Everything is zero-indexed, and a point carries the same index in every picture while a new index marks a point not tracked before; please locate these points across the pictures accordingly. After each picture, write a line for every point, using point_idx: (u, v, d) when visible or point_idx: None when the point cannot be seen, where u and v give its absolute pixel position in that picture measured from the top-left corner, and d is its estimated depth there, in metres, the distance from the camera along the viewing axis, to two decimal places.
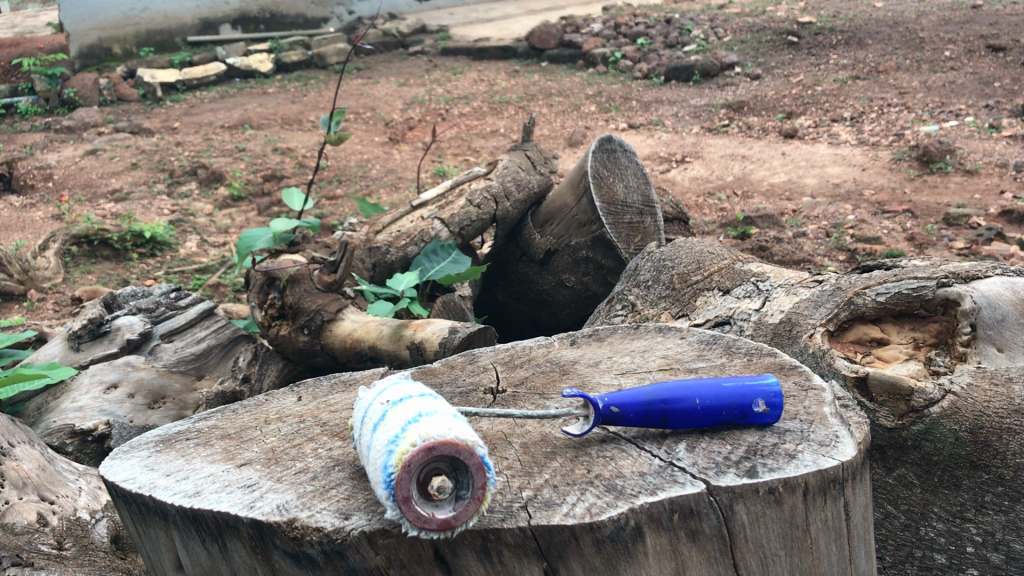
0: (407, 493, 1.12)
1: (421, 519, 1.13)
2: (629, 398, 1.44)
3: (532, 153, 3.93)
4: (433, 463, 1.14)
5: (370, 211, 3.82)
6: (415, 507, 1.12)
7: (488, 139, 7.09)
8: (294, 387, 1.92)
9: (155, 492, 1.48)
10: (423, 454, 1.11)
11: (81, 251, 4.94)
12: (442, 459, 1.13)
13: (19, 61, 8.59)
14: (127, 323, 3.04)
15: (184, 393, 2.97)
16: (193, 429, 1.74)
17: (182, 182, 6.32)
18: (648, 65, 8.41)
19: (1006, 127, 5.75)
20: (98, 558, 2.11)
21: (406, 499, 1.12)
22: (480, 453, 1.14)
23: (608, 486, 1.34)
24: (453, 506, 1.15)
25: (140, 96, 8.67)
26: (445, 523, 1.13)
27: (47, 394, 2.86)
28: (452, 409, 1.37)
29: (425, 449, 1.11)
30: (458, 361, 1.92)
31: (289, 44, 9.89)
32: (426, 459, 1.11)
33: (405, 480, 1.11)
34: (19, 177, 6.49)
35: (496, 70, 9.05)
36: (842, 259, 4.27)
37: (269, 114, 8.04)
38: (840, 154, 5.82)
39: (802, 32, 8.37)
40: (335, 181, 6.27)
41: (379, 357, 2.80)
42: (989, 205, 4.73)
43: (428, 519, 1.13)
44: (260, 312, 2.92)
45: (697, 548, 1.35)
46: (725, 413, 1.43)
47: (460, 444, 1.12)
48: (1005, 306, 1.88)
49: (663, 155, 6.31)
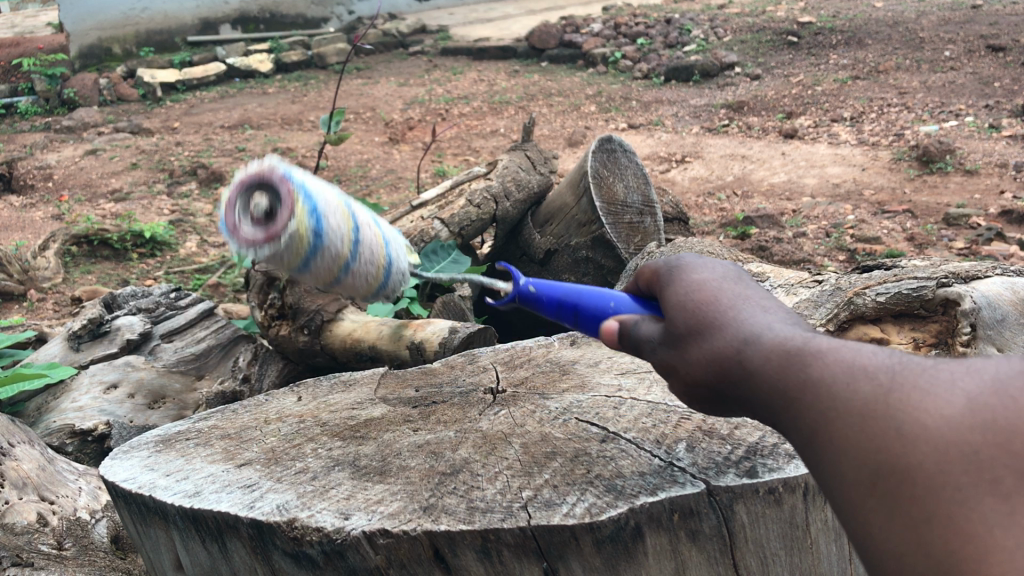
0: (234, 220, 1.75)
1: (248, 234, 1.74)
2: (547, 287, 1.42)
3: (532, 153, 3.93)
4: (247, 195, 1.74)
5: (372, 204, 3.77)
6: (242, 226, 1.75)
7: (488, 139, 7.09)
8: (294, 387, 1.92)
9: (155, 492, 1.48)
10: (235, 188, 1.74)
11: (81, 251, 4.95)
12: (251, 189, 1.74)
13: (19, 61, 8.59)
14: (127, 323, 3.04)
15: (184, 393, 2.96)
16: (193, 429, 1.74)
17: (182, 182, 6.32)
18: (648, 64, 8.40)
19: (1006, 126, 5.73)
20: (98, 558, 2.12)
21: (235, 224, 1.75)
22: (271, 173, 1.72)
23: (608, 486, 1.34)
24: (266, 222, 1.73)
25: (140, 96, 8.66)
26: (261, 236, 1.72)
27: (47, 394, 2.87)
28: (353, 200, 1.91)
29: (234, 183, 1.74)
30: (458, 360, 1.95)
31: (289, 44, 9.89)
32: (238, 192, 1.74)
33: (231, 214, 1.75)
34: (19, 177, 6.49)
35: (496, 70, 9.07)
36: (841, 259, 4.27)
37: (269, 114, 8.05)
38: (840, 154, 5.82)
39: (802, 32, 8.37)
40: (335, 182, 6.27)
41: (380, 357, 2.81)
42: (989, 205, 4.73)
43: (251, 233, 1.73)
44: (260, 312, 2.89)
45: (697, 548, 1.35)
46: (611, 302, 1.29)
47: (255, 169, 1.73)
48: (1004, 306, 1.90)
49: (663, 155, 6.31)
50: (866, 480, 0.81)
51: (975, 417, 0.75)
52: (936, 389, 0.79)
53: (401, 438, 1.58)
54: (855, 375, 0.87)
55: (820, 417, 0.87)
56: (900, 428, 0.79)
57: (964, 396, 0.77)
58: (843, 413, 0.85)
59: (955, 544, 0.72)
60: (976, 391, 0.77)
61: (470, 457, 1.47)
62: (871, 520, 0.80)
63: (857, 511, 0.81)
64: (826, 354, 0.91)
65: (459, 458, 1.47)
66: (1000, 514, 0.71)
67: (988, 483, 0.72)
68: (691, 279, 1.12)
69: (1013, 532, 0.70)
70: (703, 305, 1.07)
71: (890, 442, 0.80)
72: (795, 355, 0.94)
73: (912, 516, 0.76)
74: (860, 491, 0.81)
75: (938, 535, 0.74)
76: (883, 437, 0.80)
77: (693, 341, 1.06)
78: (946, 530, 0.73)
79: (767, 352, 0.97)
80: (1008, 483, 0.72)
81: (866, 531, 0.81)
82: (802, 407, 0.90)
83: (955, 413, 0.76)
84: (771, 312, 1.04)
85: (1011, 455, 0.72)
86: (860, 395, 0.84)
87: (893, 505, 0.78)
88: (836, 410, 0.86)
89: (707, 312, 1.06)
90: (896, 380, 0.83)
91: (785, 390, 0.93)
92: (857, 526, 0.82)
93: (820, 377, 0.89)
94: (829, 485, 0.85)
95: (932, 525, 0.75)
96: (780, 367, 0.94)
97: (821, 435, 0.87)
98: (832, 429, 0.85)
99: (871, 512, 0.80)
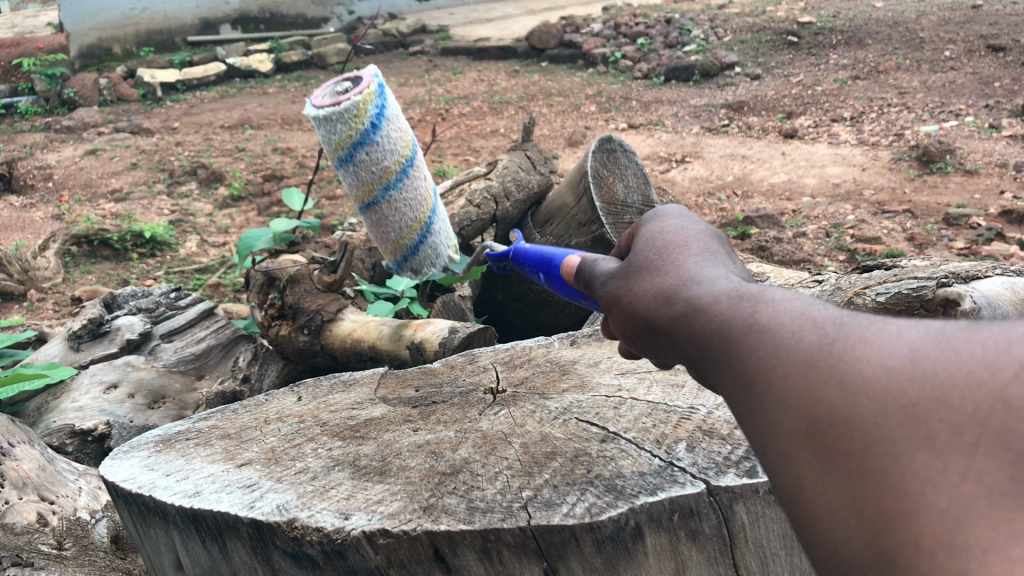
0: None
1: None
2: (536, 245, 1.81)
3: (531, 153, 3.93)
4: None
5: (413, 275, 2.96)
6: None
7: (488, 139, 7.08)
8: (294, 387, 1.91)
9: (155, 492, 1.48)
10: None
11: (81, 251, 4.95)
12: None
13: (19, 61, 8.60)
14: (127, 323, 3.04)
15: (184, 392, 2.96)
16: (192, 429, 1.73)
17: (182, 182, 6.32)
18: (648, 64, 8.40)
19: (1006, 126, 5.73)
20: (98, 557, 2.12)
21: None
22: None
23: (608, 486, 1.34)
24: None
25: (140, 97, 8.67)
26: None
27: (46, 394, 2.87)
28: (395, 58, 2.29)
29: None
30: (458, 360, 1.95)
31: (289, 44, 9.89)
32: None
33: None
34: (19, 177, 6.49)
35: (496, 70, 9.07)
36: (841, 259, 4.27)
37: (269, 114, 8.05)
38: (840, 154, 5.82)
39: (802, 32, 8.37)
40: (335, 182, 6.27)
41: (379, 358, 2.81)
42: (989, 205, 4.73)
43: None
44: (260, 312, 2.90)
45: (697, 548, 1.35)
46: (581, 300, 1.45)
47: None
48: (1004, 306, 1.88)
49: (663, 155, 6.31)
50: (801, 431, 0.72)
51: (915, 368, 0.66)
52: (879, 338, 0.71)
53: (401, 438, 1.58)
54: (799, 322, 0.78)
55: (758, 363, 0.79)
56: (842, 378, 0.70)
57: (906, 346, 0.68)
58: (783, 360, 0.76)
59: (888, 502, 0.64)
60: (919, 343, 0.68)
61: (471, 457, 1.47)
62: (807, 474, 0.72)
63: (791, 465, 0.73)
64: (773, 299, 0.83)
65: (459, 458, 1.47)
66: (934, 471, 0.62)
67: (922, 437, 0.64)
68: (657, 233, 1.07)
69: (947, 490, 0.61)
70: (663, 255, 1.03)
71: (831, 391, 0.71)
72: (741, 297, 0.86)
73: (847, 472, 0.68)
74: (795, 443, 0.73)
75: (873, 493, 0.66)
76: (823, 386, 0.71)
77: (646, 284, 1.01)
78: (880, 488, 0.65)
79: (714, 293, 0.89)
80: (942, 438, 0.63)
81: (800, 486, 0.72)
82: (741, 350, 0.81)
83: (895, 364, 0.68)
84: (728, 265, 0.98)
85: (948, 408, 0.63)
86: (803, 343, 0.76)
87: (829, 458, 0.70)
88: (777, 356, 0.77)
89: (665, 259, 1.02)
90: (841, 329, 0.74)
91: (724, 331, 0.84)
92: (791, 481, 0.73)
93: (763, 320, 0.81)
94: (762, 439, 0.76)
95: (867, 482, 0.66)
96: (723, 307, 0.86)
97: (758, 381, 0.78)
98: (770, 376, 0.77)
99: (807, 465, 0.72)
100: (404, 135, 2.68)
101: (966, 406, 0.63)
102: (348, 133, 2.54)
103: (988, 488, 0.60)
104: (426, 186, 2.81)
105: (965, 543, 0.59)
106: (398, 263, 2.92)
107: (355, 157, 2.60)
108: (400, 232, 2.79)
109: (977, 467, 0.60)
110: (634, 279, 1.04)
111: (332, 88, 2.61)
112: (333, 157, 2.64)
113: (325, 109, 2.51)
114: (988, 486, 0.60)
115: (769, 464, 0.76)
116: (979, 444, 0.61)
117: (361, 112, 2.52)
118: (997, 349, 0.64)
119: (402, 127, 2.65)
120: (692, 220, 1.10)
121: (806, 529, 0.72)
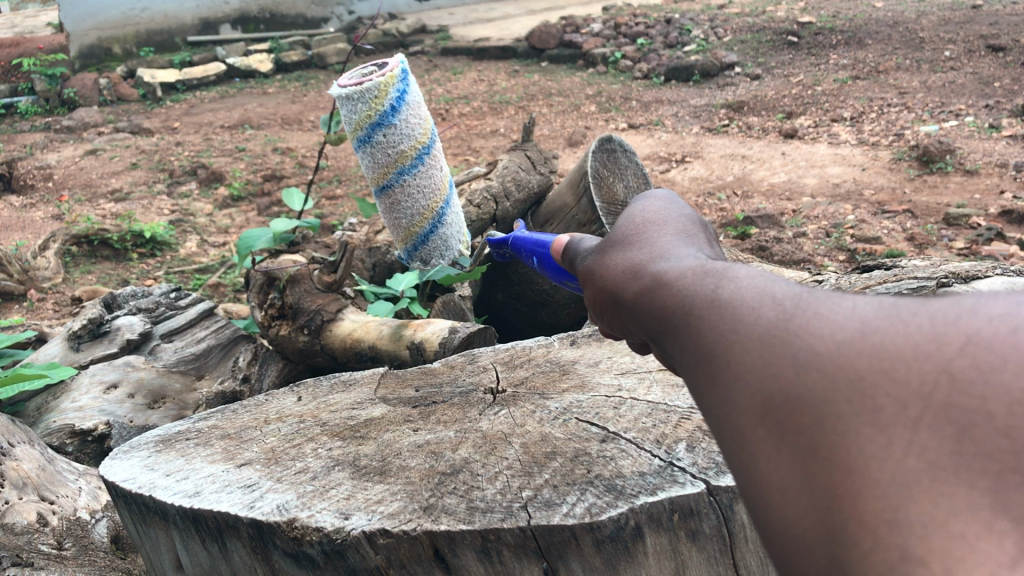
0: None
1: None
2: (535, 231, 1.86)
3: (532, 153, 3.92)
4: None
5: (422, 265, 2.90)
6: None
7: (488, 139, 7.08)
8: (294, 387, 1.91)
9: (155, 492, 1.47)
10: None
11: (81, 251, 4.95)
12: None
13: (19, 61, 8.60)
14: (127, 323, 3.04)
15: (184, 393, 2.96)
16: (192, 429, 1.73)
17: (182, 182, 6.31)
18: (648, 64, 8.40)
19: (1006, 126, 5.73)
20: (98, 558, 2.12)
21: None
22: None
23: (608, 486, 1.34)
24: None
25: (140, 96, 8.67)
26: None
27: (47, 394, 2.87)
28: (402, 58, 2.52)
29: None
30: (458, 361, 1.95)
31: (289, 44, 9.89)
32: None
33: None
34: (19, 177, 6.49)
35: (496, 70, 9.07)
36: (841, 259, 4.27)
37: (269, 114, 8.05)
38: (840, 154, 5.82)
39: (802, 32, 8.37)
40: (335, 182, 6.27)
41: (379, 357, 2.81)
42: (989, 205, 4.73)
43: None
44: (260, 312, 2.89)
45: (697, 548, 1.35)
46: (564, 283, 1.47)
47: None
48: None
49: (663, 155, 6.31)
50: (756, 408, 0.70)
51: (866, 343, 0.66)
52: (834, 313, 0.69)
53: (401, 439, 1.58)
54: (760, 297, 0.76)
55: (717, 339, 0.76)
56: (797, 354, 0.69)
57: (858, 321, 0.67)
58: (742, 337, 0.74)
59: (837, 478, 0.64)
60: (871, 317, 0.67)
61: (471, 457, 1.47)
62: (760, 451, 0.70)
63: (745, 442, 0.71)
64: (737, 275, 0.81)
65: (459, 458, 1.47)
66: (880, 446, 0.62)
67: (869, 413, 0.63)
68: (633, 215, 1.06)
69: (892, 467, 0.61)
70: (635, 232, 1.01)
71: (785, 367, 0.69)
72: (706, 273, 0.83)
73: (798, 449, 0.67)
74: (749, 420, 0.71)
75: (823, 471, 0.65)
76: (777, 363, 0.70)
77: (617, 260, 0.98)
78: (830, 465, 0.64)
79: (680, 269, 0.87)
80: (888, 412, 0.63)
81: (752, 464, 0.71)
82: (701, 325, 0.78)
83: (847, 339, 0.67)
84: (700, 247, 0.96)
85: (894, 382, 0.63)
86: (761, 319, 0.74)
87: (782, 436, 0.68)
88: (735, 332, 0.74)
89: (638, 237, 1.00)
90: (798, 305, 0.73)
91: (687, 306, 0.81)
92: (743, 459, 0.72)
93: (725, 295, 0.78)
94: (716, 417, 0.74)
95: (817, 459, 0.66)
96: (689, 282, 0.83)
97: (716, 358, 0.75)
98: (727, 352, 0.74)
99: (759, 443, 0.70)
100: (423, 121, 2.61)
101: (912, 380, 0.63)
102: (368, 113, 2.48)
103: (931, 464, 0.60)
104: (441, 176, 2.73)
105: (908, 519, 0.60)
106: (408, 252, 2.85)
107: (373, 138, 2.54)
108: (411, 219, 2.72)
109: (920, 442, 0.61)
110: (606, 256, 1.02)
111: (357, 71, 2.56)
112: (353, 137, 2.58)
113: (347, 88, 2.45)
114: (931, 461, 0.60)
115: (722, 442, 0.74)
116: (923, 418, 0.61)
117: (382, 94, 2.46)
118: (944, 322, 0.63)
119: (421, 112, 2.58)
120: (670, 202, 1.08)
121: (756, 509, 0.71)
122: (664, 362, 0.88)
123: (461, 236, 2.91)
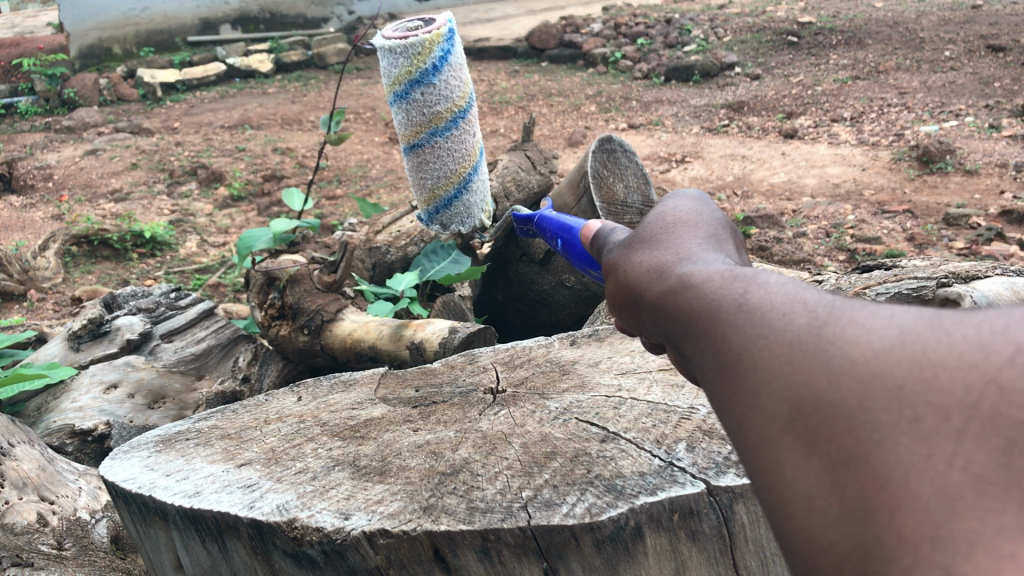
0: None
1: None
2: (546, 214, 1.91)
3: (531, 153, 3.94)
4: None
5: (441, 231, 2.64)
6: None
7: (488, 139, 7.08)
8: (294, 387, 1.91)
9: (155, 492, 1.48)
10: None
11: (81, 251, 4.95)
12: None
13: (19, 61, 8.63)
14: (127, 323, 3.04)
15: (184, 392, 2.96)
16: (193, 429, 1.73)
17: (182, 182, 6.31)
18: (648, 65, 8.40)
19: (1006, 126, 5.72)
20: (98, 558, 2.12)
21: None
22: None
23: (608, 486, 1.34)
24: None
25: (140, 96, 8.66)
26: None
27: (47, 394, 2.88)
28: (450, 19, 2.37)
29: None
30: (458, 360, 1.95)
31: (289, 44, 9.88)
32: None
33: None
34: (19, 177, 6.50)
35: (496, 70, 9.08)
36: (841, 259, 4.28)
37: (269, 114, 8.05)
38: (840, 154, 5.82)
39: (802, 32, 8.37)
40: (335, 181, 6.27)
41: (380, 357, 2.81)
42: (989, 205, 4.72)
43: None
44: (260, 312, 2.89)
45: (697, 548, 1.35)
46: (590, 270, 1.47)
47: None
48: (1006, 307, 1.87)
49: (663, 155, 6.32)
50: (784, 414, 0.70)
51: (905, 352, 0.66)
52: (870, 321, 0.69)
53: (401, 439, 1.58)
54: (790, 303, 0.76)
55: (743, 344, 0.76)
56: (830, 361, 0.69)
57: (898, 329, 0.67)
58: (770, 343, 0.74)
59: (873, 490, 0.64)
60: (910, 326, 0.67)
61: (470, 457, 1.47)
62: (786, 460, 0.70)
63: (771, 451, 0.71)
64: (766, 280, 0.81)
65: (459, 458, 1.47)
66: (919, 457, 0.62)
67: (909, 423, 0.63)
68: (661, 215, 1.05)
69: (933, 478, 0.61)
70: (662, 232, 1.00)
71: (816, 373, 0.69)
72: (734, 277, 0.83)
73: (829, 459, 0.67)
74: (777, 427, 0.71)
75: (856, 482, 0.65)
76: (808, 371, 0.70)
77: (640, 258, 0.98)
78: (865, 477, 0.65)
79: (706, 272, 0.86)
80: (930, 422, 0.62)
81: (778, 474, 0.71)
82: (727, 328, 0.78)
83: (884, 348, 0.67)
84: (728, 253, 0.95)
85: (937, 392, 0.63)
86: (792, 324, 0.74)
87: (811, 444, 0.69)
88: (765, 337, 0.74)
89: (665, 237, 0.99)
90: (832, 311, 0.72)
91: (713, 309, 0.81)
92: (769, 466, 0.72)
93: (754, 300, 0.78)
94: (741, 424, 0.74)
95: (850, 469, 0.66)
96: (715, 286, 0.83)
97: (739, 362, 0.76)
98: (755, 356, 0.74)
99: (786, 450, 0.70)
100: (464, 83, 2.43)
101: (956, 389, 0.62)
102: (409, 68, 2.30)
103: (976, 476, 0.60)
104: (474, 142, 2.54)
105: (952, 534, 0.59)
106: (428, 215, 2.60)
107: (411, 95, 2.36)
108: (437, 180, 2.50)
109: (964, 454, 0.60)
110: (631, 253, 1.01)
111: (402, 24, 2.39)
112: (389, 91, 2.40)
113: (392, 40, 2.28)
114: (976, 473, 0.60)
115: (744, 450, 0.74)
116: (967, 429, 0.61)
117: (426, 51, 2.29)
118: (990, 332, 0.63)
119: (463, 76, 2.41)
120: (700, 202, 1.08)
121: (780, 519, 0.71)
122: (686, 366, 0.88)
123: (486, 206, 2.67)
